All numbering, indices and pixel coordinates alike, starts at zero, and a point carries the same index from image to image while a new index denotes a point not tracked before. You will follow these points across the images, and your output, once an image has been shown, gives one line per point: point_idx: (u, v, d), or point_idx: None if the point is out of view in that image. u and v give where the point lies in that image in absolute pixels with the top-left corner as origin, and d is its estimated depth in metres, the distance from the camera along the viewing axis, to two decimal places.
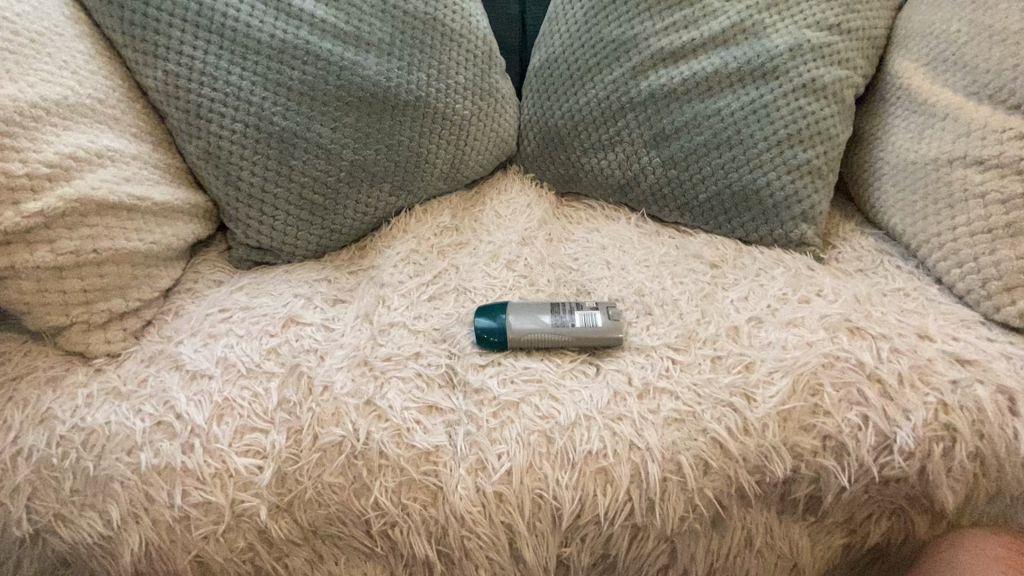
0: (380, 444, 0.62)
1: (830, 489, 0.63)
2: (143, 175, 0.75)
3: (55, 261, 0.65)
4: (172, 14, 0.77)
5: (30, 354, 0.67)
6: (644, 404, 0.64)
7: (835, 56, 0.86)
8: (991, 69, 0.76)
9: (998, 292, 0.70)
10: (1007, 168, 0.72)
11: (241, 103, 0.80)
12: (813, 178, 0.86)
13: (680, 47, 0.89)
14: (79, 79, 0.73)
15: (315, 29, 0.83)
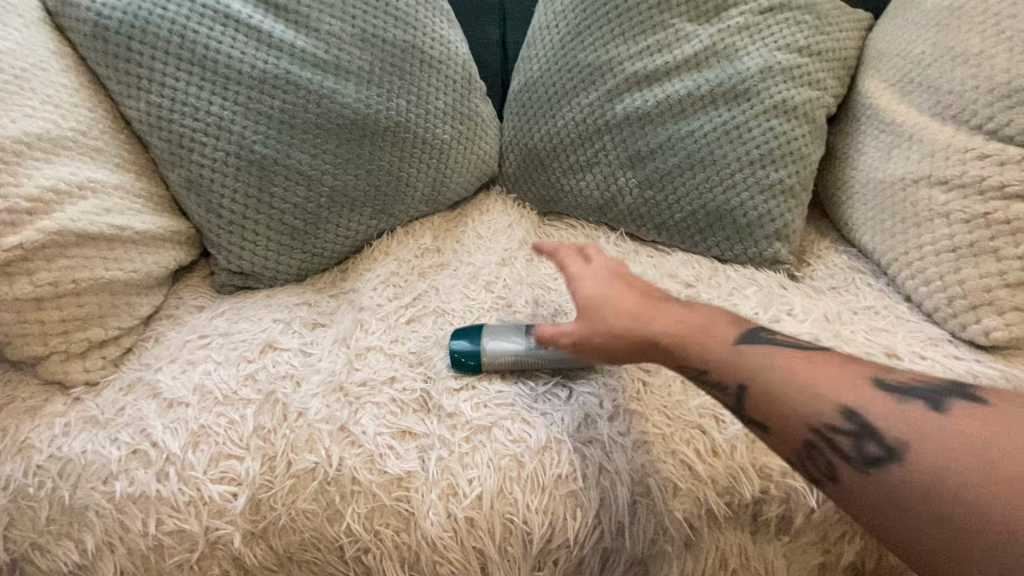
0: (353, 470, 0.63)
1: (801, 509, 0.64)
2: (125, 205, 0.76)
3: (35, 293, 0.66)
4: (154, 47, 0.79)
5: (10, 384, 0.68)
6: (614, 427, 0.65)
7: (805, 77, 0.88)
8: (953, 91, 0.78)
9: (964, 310, 0.72)
10: (970, 188, 0.74)
11: (222, 132, 0.82)
12: (786, 197, 0.87)
13: (654, 70, 0.90)
14: (62, 113, 0.74)
15: (294, 58, 0.84)
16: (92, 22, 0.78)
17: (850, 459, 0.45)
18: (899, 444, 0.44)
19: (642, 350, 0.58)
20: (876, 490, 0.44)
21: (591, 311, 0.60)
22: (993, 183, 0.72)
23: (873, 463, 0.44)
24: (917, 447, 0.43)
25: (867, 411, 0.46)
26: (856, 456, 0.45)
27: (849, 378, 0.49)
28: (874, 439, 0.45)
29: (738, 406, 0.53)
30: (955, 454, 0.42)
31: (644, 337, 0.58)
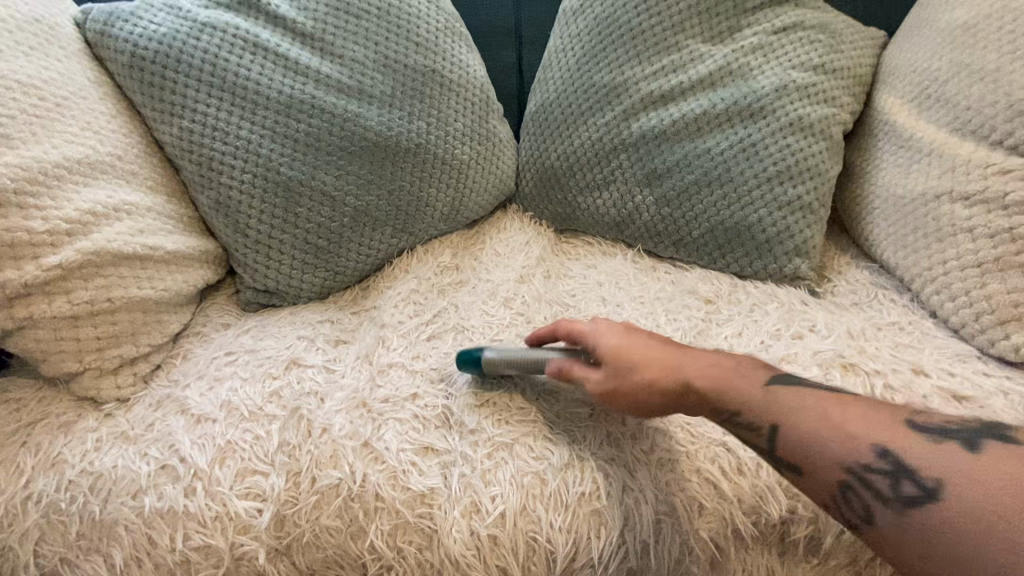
0: (376, 486, 0.63)
1: (830, 530, 0.62)
2: (157, 226, 0.79)
3: (71, 311, 0.68)
4: (187, 75, 0.83)
5: (44, 400, 0.69)
6: (637, 444, 0.65)
7: (821, 95, 0.89)
8: (971, 106, 0.78)
9: (992, 326, 0.71)
10: (992, 203, 0.74)
11: (250, 155, 0.84)
12: (804, 213, 0.87)
13: (669, 90, 0.92)
14: (100, 139, 0.78)
15: (320, 84, 0.87)
16: (130, 52, 0.82)
17: (888, 498, 0.47)
18: (937, 485, 0.45)
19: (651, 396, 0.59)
20: (918, 532, 0.44)
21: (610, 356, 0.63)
22: (1016, 198, 0.72)
23: (911, 501, 0.45)
24: (955, 486, 0.44)
25: (904, 454, 0.48)
26: (893, 496, 0.46)
27: (887, 421, 0.51)
28: (912, 479, 0.46)
29: (774, 447, 0.53)
30: (983, 494, 0.43)
31: (662, 386, 0.59)
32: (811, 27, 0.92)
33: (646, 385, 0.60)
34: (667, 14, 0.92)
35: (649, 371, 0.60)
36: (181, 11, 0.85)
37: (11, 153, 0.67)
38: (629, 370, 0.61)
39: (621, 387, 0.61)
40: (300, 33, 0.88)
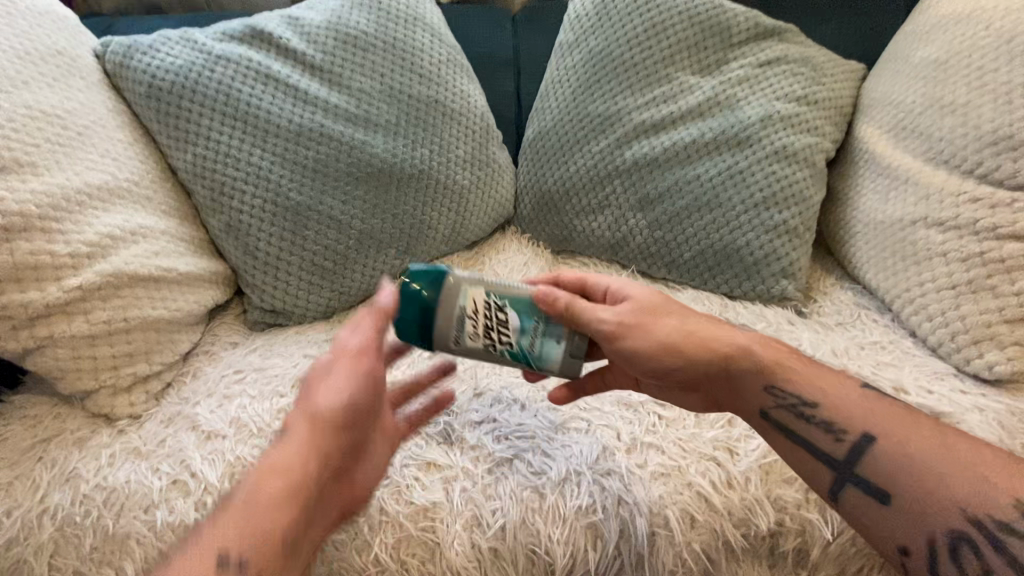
0: (380, 500, 0.65)
1: (817, 542, 0.65)
2: (170, 249, 0.82)
3: (89, 330, 0.71)
4: (202, 105, 0.87)
5: (59, 417, 0.72)
6: (632, 459, 0.67)
7: (804, 124, 0.94)
8: (944, 137, 0.83)
9: (967, 345, 0.74)
10: (964, 229, 0.78)
11: (261, 181, 0.88)
12: (790, 237, 0.91)
13: (660, 120, 0.96)
14: (118, 165, 0.81)
15: (328, 113, 0.92)
16: (148, 83, 0.87)
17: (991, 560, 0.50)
18: None
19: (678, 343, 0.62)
20: None
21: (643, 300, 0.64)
22: (986, 224, 0.76)
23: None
24: None
25: None
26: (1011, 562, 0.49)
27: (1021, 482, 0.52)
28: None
29: (861, 460, 0.56)
30: None
31: (704, 343, 0.62)
32: (794, 61, 0.97)
33: (678, 334, 0.62)
34: (658, 48, 0.97)
35: (692, 326, 0.63)
36: (197, 44, 0.89)
37: (35, 180, 0.71)
38: (664, 318, 0.63)
39: (652, 328, 0.62)
40: (309, 65, 0.93)
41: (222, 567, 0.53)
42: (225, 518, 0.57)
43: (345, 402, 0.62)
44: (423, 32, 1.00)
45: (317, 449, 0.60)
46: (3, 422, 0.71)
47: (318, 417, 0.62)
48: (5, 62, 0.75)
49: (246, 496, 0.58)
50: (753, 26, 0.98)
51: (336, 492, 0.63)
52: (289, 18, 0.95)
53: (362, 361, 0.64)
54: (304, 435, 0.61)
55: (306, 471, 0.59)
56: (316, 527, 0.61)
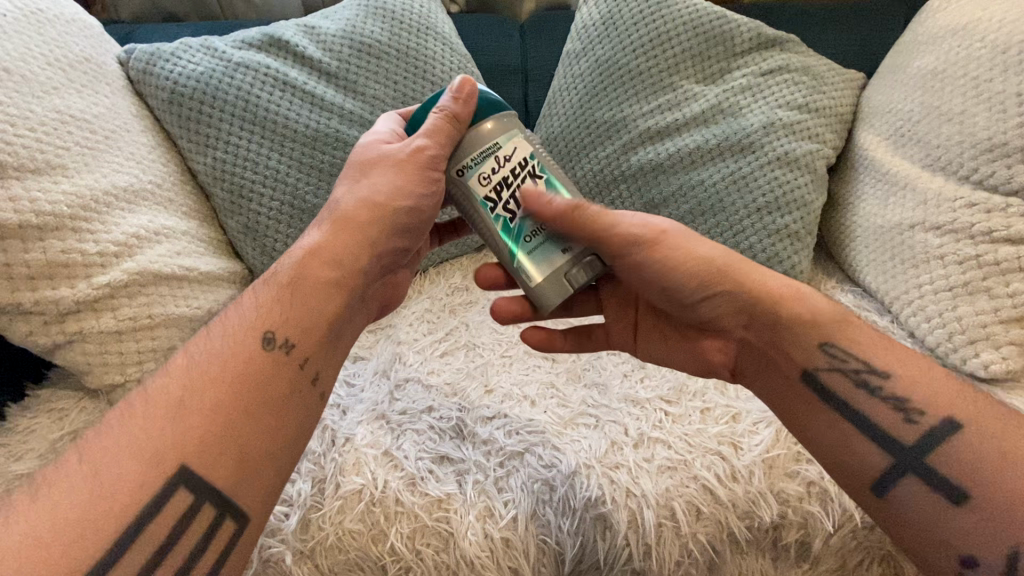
0: (396, 492, 0.68)
1: (818, 534, 0.67)
2: (191, 249, 0.85)
3: (117, 326, 0.74)
4: (222, 110, 0.90)
5: (85, 411, 0.75)
6: (639, 453, 0.70)
7: (806, 132, 0.96)
8: (941, 145, 0.85)
9: (964, 344, 0.77)
10: (960, 233, 0.81)
11: (278, 184, 0.91)
12: (792, 241, 0.94)
13: (666, 125, 0.99)
14: (142, 168, 0.84)
15: (344, 119, 0.94)
16: (170, 90, 0.90)
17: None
18: None
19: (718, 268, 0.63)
20: None
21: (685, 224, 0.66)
22: (981, 229, 0.79)
23: None
24: None
25: None
26: None
27: None
28: None
29: (924, 449, 0.55)
30: None
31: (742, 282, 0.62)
32: (795, 70, 1.00)
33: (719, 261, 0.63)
34: (663, 57, 1.00)
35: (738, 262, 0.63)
36: (217, 52, 0.92)
37: (66, 181, 0.74)
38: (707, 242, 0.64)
39: (692, 248, 0.63)
40: (325, 73, 0.96)
41: (269, 345, 0.59)
42: (265, 302, 0.61)
43: (410, 208, 0.65)
44: (436, 40, 1.03)
45: (370, 245, 0.64)
46: (31, 415, 0.74)
47: (378, 208, 0.64)
48: (37, 68, 0.78)
49: (296, 277, 0.62)
50: (756, 35, 1.01)
51: (374, 290, 0.71)
52: (306, 27, 0.99)
53: (430, 174, 0.63)
54: (364, 219, 0.64)
55: (356, 267, 0.64)
56: (354, 322, 0.69)
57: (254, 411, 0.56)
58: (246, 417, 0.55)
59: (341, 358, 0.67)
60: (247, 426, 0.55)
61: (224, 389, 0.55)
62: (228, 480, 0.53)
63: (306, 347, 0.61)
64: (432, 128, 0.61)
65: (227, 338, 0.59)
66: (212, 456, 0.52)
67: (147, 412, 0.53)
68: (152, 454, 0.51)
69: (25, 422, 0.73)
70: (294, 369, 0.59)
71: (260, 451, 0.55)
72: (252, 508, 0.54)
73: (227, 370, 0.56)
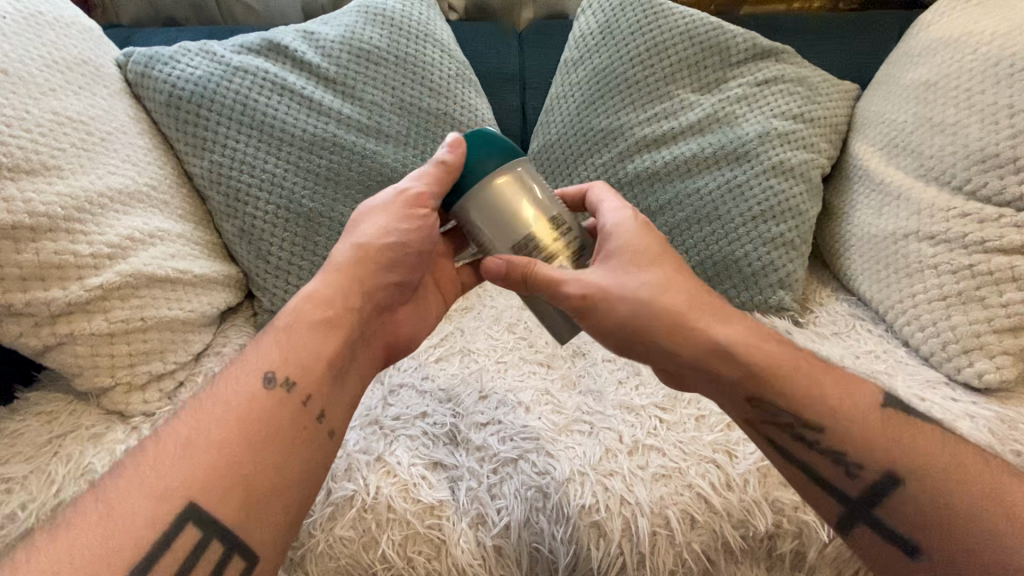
0: (388, 498, 0.67)
1: (813, 544, 0.67)
2: (186, 252, 0.84)
3: (108, 328, 0.74)
4: (219, 114, 0.90)
5: (75, 414, 0.75)
6: (633, 460, 0.70)
7: (801, 141, 0.97)
8: (933, 155, 0.86)
9: (957, 354, 0.77)
10: (954, 242, 0.81)
11: (274, 187, 0.90)
12: (788, 250, 0.94)
13: (661, 135, 0.99)
14: (138, 170, 0.84)
15: (341, 123, 0.94)
16: (167, 93, 0.90)
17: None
18: None
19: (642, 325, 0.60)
20: None
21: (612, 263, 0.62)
22: (975, 238, 0.79)
23: None
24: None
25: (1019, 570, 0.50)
26: None
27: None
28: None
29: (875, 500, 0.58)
30: None
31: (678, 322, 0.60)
32: (790, 80, 1.01)
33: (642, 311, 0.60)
34: (659, 66, 1.01)
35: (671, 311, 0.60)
36: (216, 56, 0.93)
37: (60, 182, 0.74)
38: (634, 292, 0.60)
39: (613, 308, 0.60)
40: (323, 78, 0.96)
41: (271, 384, 0.61)
42: (266, 346, 0.64)
43: (393, 244, 0.68)
44: (434, 47, 1.03)
45: (358, 284, 0.68)
46: (19, 417, 0.74)
47: (367, 251, 0.68)
48: (34, 69, 0.78)
49: (292, 321, 0.66)
50: (751, 46, 1.02)
51: (376, 329, 0.73)
52: (305, 32, 0.99)
53: (417, 212, 0.67)
54: (352, 262, 0.68)
55: (349, 305, 0.68)
56: (359, 365, 0.70)
57: (254, 444, 0.57)
58: (247, 450, 0.56)
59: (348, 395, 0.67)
60: (250, 458, 0.56)
61: (231, 428, 0.57)
62: (235, 515, 0.54)
63: (308, 383, 0.62)
64: (424, 173, 0.64)
65: (234, 383, 0.61)
66: (218, 492, 0.53)
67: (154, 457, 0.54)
68: (161, 489, 0.52)
69: (13, 425, 0.72)
70: (298, 405, 0.61)
71: (270, 486, 0.56)
72: (262, 543, 0.55)
73: (234, 411, 0.58)
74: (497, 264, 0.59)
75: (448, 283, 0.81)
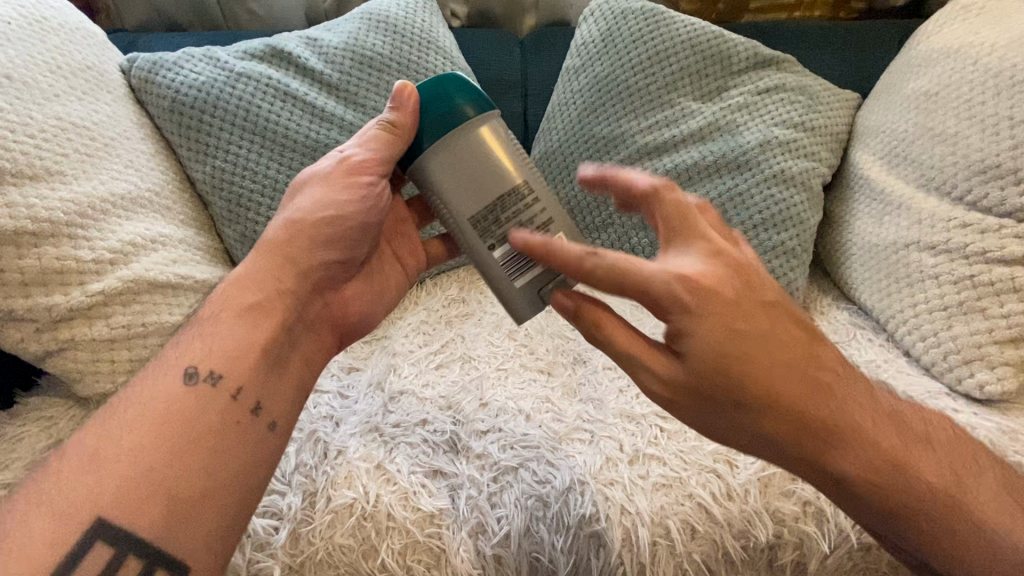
0: (388, 507, 0.67)
1: (814, 554, 0.67)
2: (187, 257, 0.85)
3: (109, 334, 0.74)
4: (222, 120, 0.90)
5: (75, 419, 0.75)
6: (634, 470, 0.70)
7: (802, 150, 0.97)
8: (934, 165, 0.86)
9: (958, 364, 0.77)
10: (954, 253, 0.81)
11: (277, 194, 0.91)
12: (789, 258, 0.94)
13: (662, 143, 1.00)
14: (141, 175, 0.85)
15: (344, 130, 0.95)
16: (171, 98, 0.90)
17: None
18: None
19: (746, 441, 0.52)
20: None
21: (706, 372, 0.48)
22: (976, 249, 0.80)
23: None
24: None
25: None
26: None
27: None
28: None
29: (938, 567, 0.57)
30: None
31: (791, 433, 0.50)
32: (791, 89, 1.01)
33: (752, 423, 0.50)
34: (660, 74, 1.01)
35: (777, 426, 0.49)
36: (220, 62, 0.93)
37: (63, 188, 0.74)
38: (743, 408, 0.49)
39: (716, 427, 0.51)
40: (326, 84, 0.96)
41: (192, 380, 0.59)
42: (192, 343, 0.62)
43: (332, 219, 0.67)
44: (436, 53, 1.03)
45: (293, 264, 0.67)
46: (19, 422, 0.74)
47: (303, 226, 0.66)
48: (38, 75, 0.78)
49: (217, 310, 0.64)
50: (753, 55, 1.02)
51: (317, 312, 0.71)
52: (308, 39, 0.99)
53: (359, 180, 0.67)
54: (284, 241, 0.67)
55: (282, 288, 0.66)
56: (300, 348, 0.69)
57: (179, 449, 0.55)
58: (170, 457, 0.54)
59: (291, 388, 0.67)
60: (172, 466, 0.53)
61: (150, 432, 0.54)
62: (160, 529, 0.51)
63: (237, 375, 0.61)
64: (371, 137, 0.64)
65: (153, 379, 0.59)
66: (134, 505, 0.51)
67: (68, 473, 0.51)
68: (70, 510, 0.49)
69: (13, 430, 0.73)
70: (227, 399, 0.59)
71: (199, 490, 0.54)
72: (196, 557, 0.53)
73: (155, 409, 0.56)
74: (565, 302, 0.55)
75: (408, 254, 0.79)
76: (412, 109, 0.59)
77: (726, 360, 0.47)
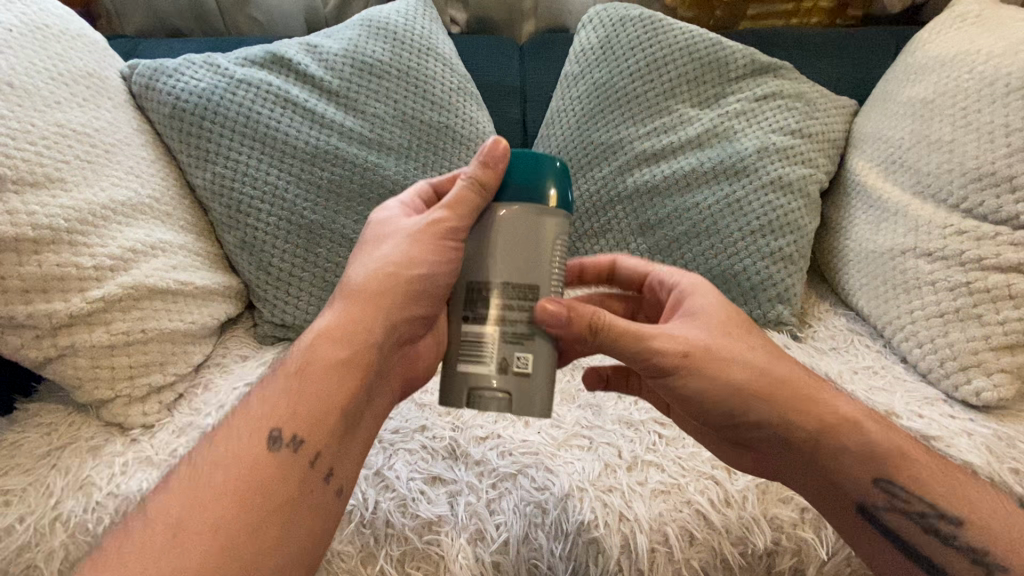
0: (387, 513, 0.67)
1: (812, 561, 0.68)
2: (187, 263, 0.85)
3: (109, 340, 0.75)
4: (222, 126, 0.90)
5: (74, 425, 0.75)
6: (632, 476, 0.70)
7: (799, 157, 0.98)
8: (931, 172, 0.87)
9: (954, 371, 0.78)
10: (951, 259, 0.82)
11: (276, 200, 0.91)
12: (786, 264, 0.95)
13: (660, 149, 1.00)
14: (141, 182, 0.85)
15: (343, 136, 0.95)
16: (172, 105, 0.90)
17: None
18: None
19: (745, 394, 0.58)
20: None
21: (713, 325, 0.60)
22: (972, 256, 0.80)
23: None
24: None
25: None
26: None
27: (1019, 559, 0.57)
28: None
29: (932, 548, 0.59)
30: None
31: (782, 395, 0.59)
32: (788, 96, 1.02)
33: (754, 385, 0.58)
34: (658, 81, 1.02)
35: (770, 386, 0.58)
36: (220, 69, 0.93)
37: (64, 195, 0.74)
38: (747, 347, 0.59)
39: (729, 370, 0.57)
40: (326, 90, 0.97)
41: (276, 444, 0.58)
42: (268, 400, 0.61)
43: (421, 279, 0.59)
44: (436, 60, 1.04)
45: (381, 319, 0.61)
46: (19, 428, 0.74)
47: (393, 278, 0.60)
48: (40, 82, 0.79)
49: (306, 364, 0.61)
50: (750, 62, 1.03)
51: (394, 364, 0.66)
52: (308, 45, 1.00)
53: (446, 245, 0.58)
54: (375, 290, 0.61)
55: (368, 342, 0.61)
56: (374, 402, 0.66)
57: (256, 514, 0.54)
58: (248, 524, 0.54)
59: (359, 448, 0.65)
60: (246, 534, 0.53)
61: (231, 497, 0.54)
62: None
63: (316, 440, 0.59)
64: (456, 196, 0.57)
65: (233, 439, 0.59)
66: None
67: (149, 531, 0.52)
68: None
69: (13, 436, 0.73)
70: (304, 467, 0.58)
71: (270, 557, 0.54)
72: None
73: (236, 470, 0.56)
74: (558, 312, 0.52)
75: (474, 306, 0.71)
76: (502, 172, 0.56)
77: (727, 318, 0.61)
